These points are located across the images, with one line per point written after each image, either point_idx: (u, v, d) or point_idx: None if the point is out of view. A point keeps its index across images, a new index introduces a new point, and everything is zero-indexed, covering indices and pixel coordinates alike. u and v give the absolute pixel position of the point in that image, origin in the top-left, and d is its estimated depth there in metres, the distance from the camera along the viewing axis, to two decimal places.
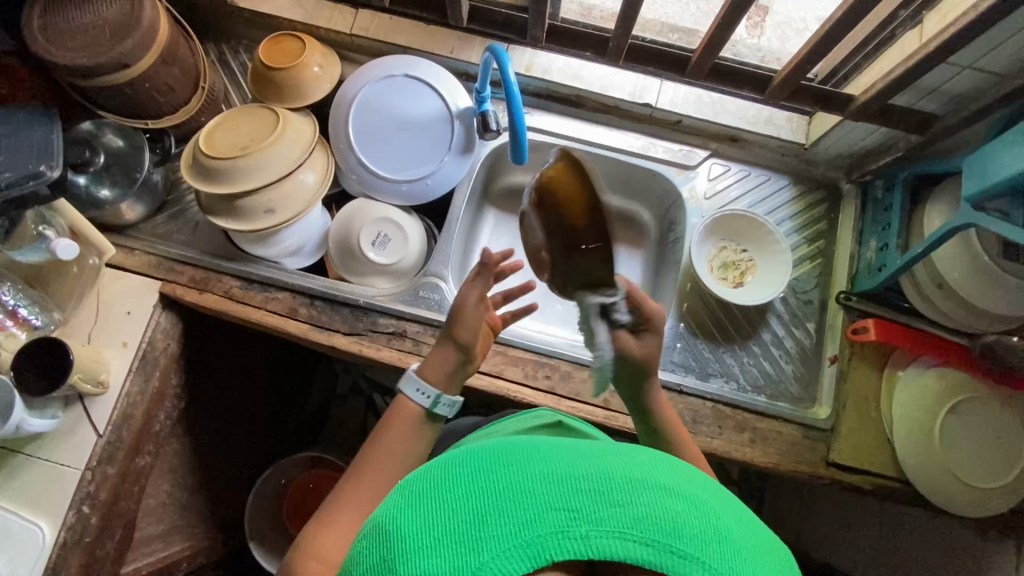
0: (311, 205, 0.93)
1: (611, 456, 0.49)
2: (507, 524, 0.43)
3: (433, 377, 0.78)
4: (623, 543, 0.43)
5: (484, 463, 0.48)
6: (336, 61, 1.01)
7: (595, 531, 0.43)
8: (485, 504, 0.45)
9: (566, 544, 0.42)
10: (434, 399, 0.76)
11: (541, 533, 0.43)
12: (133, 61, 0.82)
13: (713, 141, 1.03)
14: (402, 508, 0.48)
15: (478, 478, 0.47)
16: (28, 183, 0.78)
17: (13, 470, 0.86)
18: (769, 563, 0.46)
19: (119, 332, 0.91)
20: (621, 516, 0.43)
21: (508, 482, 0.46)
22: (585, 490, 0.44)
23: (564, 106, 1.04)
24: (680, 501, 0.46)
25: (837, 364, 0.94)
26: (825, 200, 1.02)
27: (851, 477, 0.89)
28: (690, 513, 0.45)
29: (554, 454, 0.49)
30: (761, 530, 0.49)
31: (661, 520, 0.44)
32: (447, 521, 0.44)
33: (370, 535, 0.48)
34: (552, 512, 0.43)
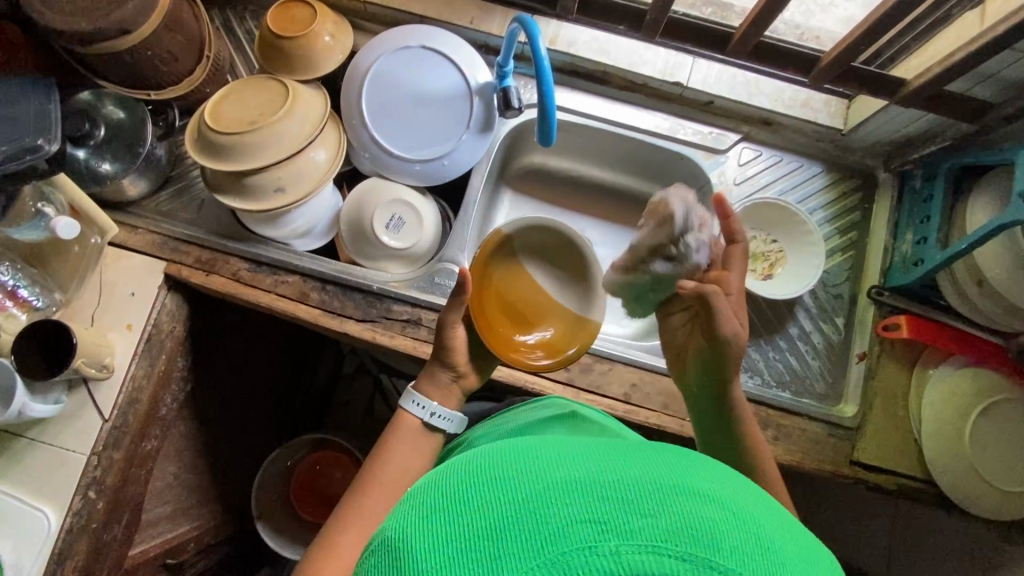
0: (322, 184, 0.88)
1: (638, 459, 0.43)
2: (527, 541, 0.38)
3: (429, 391, 0.76)
4: (661, 559, 0.36)
5: (500, 468, 0.43)
6: (348, 30, 0.95)
7: (627, 546, 0.36)
8: (502, 517, 0.39)
9: (593, 561, 0.36)
10: (432, 411, 0.74)
11: (565, 550, 0.37)
12: (134, 26, 0.77)
13: (746, 124, 0.98)
14: (410, 519, 0.43)
15: (493, 486, 0.42)
16: (26, 157, 0.74)
17: (17, 455, 0.83)
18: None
19: (124, 314, 0.88)
20: (656, 527, 0.37)
21: (527, 490, 0.40)
22: (613, 499, 0.39)
23: (588, 82, 0.98)
24: (720, 509, 0.40)
25: (865, 361, 0.91)
26: (860, 188, 0.98)
27: (876, 477, 0.86)
28: (733, 524, 0.39)
29: (577, 458, 0.43)
30: (811, 542, 0.42)
31: (702, 531, 0.37)
32: (463, 537, 0.39)
33: (375, 551, 0.43)
34: (577, 524, 0.37)
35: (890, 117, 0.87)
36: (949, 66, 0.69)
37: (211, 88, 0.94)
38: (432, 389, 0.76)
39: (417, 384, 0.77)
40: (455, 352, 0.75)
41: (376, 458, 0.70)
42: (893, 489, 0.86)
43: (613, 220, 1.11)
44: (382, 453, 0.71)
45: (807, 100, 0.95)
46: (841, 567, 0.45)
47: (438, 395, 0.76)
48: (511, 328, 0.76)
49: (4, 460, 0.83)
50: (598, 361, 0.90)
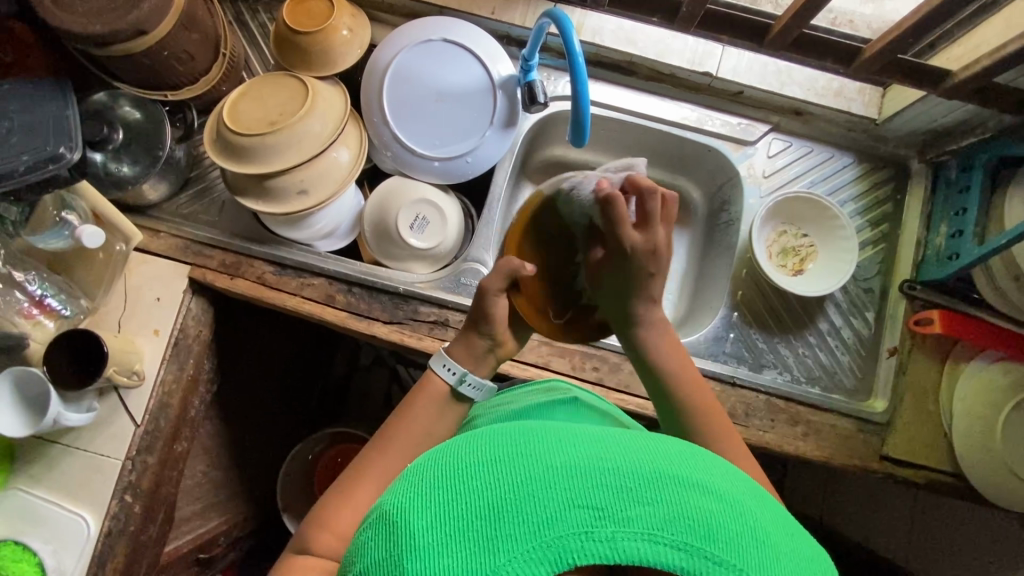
0: (345, 185, 0.87)
1: (636, 446, 0.44)
2: (526, 523, 0.39)
3: (459, 356, 0.74)
4: (653, 546, 0.39)
5: (500, 450, 0.44)
6: (365, 23, 0.92)
7: (622, 533, 0.39)
8: (503, 498, 0.40)
9: (590, 547, 0.38)
10: (461, 377, 0.73)
11: (564, 534, 0.38)
12: (151, 27, 0.75)
13: (776, 115, 0.95)
14: (410, 497, 0.43)
15: (494, 467, 0.42)
16: (48, 166, 0.73)
17: (52, 460, 0.84)
18: (805, 566, 0.42)
19: (150, 319, 0.87)
20: (652, 516, 0.39)
21: (527, 475, 0.41)
22: (611, 487, 0.40)
23: (613, 73, 0.95)
24: (714, 500, 0.42)
25: (897, 356, 0.90)
26: (892, 179, 0.95)
27: (904, 472, 0.86)
28: (726, 515, 0.41)
29: (577, 441, 0.44)
30: (794, 527, 0.45)
31: (692, 520, 0.40)
32: (463, 517, 0.40)
33: (374, 523, 0.44)
34: (576, 510, 0.39)
35: (927, 108, 0.85)
36: (1000, 58, 0.67)
37: (228, 86, 0.92)
38: (462, 354, 0.73)
39: (450, 347, 0.75)
40: (493, 325, 0.71)
41: (388, 432, 0.71)
42: (922, 483, 0.86)
43: None
44: (397, 426, 0.71)
45: (840, 89, 0.92)
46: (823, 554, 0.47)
47: (470, 362, 0.74)
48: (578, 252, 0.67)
49: (40, 466, 0.84)
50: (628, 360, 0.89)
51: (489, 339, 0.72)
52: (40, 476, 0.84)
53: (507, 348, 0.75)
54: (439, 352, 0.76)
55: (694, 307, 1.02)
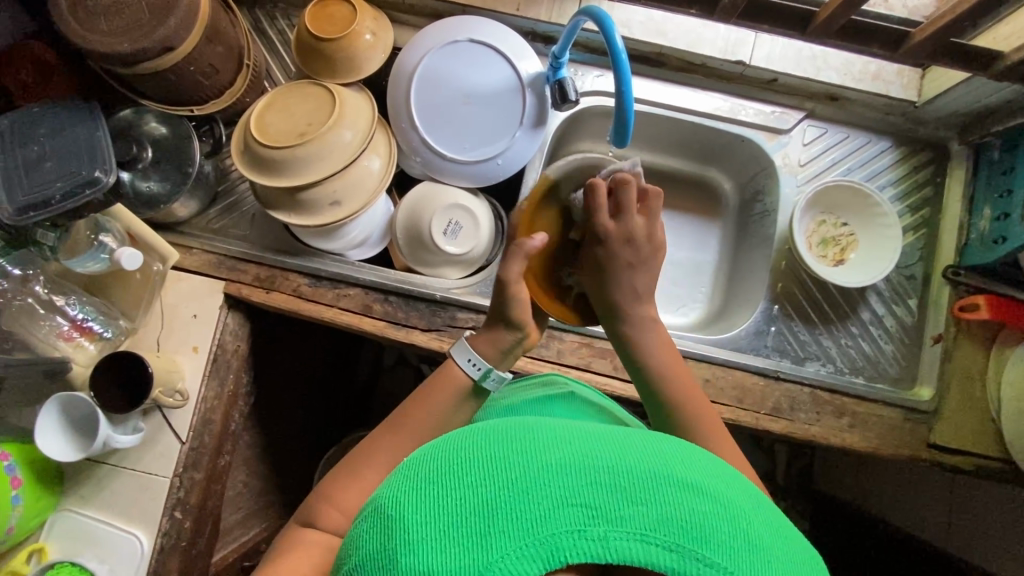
0: (377, 194, 0.86)
1: (632, 441, 0.41)
2: (519, 519, 0.36)
3: (484, 351, 0.72)
4: (645, 548, 0.36)
5: (494, 442, 0.41)
6: (387, 25, 0.90)
7: (615, 533, 0.36)
8: (497, 493, 0.37)
9: (582, 545, 0.36)
10: (485, 372, 0.71)
11: (556, 532, 0.36)
12: (178, 43, 0.73)
13: (810, 101, 0.93)
14: (405, 489, 0.41)
15: (486, 461, 0.39)
16: (84, 192, 0.72)
17: (102, 480, 0.85)
18: (802, 572, 0.39)
19: (189, 336, 0.87)
20: (647, 515, 0.37)
21: (522, 469, 0.38)
22: (605, 484, 0.37)
23: (643, 66, 0.93)
24: (710, 500, 0.39)
25: (942, 343, 0.88)
26: (931, 161, 0.94)
27: (953, 459, 0.85)
28: (721, 516, 0.38)
29: (572, 435, 0.41)
30: (790, 530, 0.42)
31: (688, 523, 0.37)
32: (454, 512, 0.37)
33: (369, 515, 0.42)
34: (569, 508, 0.36)
35: (971, 89, 0.83)
36: None
37: (251, 98, 0.91)
38: (487, 349, 0.72)
39: (473, 339, 0.74)
40: (520, 313, 0.70)
41: (406, 418, 0.71)
42: (972, 470, 0.85)
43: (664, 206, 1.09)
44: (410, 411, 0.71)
45: (877, 72, 0.90)
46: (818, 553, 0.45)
47: (494, 356, 0.72)
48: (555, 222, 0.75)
49: (90, 486, 0.85)
50: None
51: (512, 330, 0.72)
52: (91, 496, 0.85)
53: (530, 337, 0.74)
54: (461, 341, 0.74)
55: (730, 300, 1.01)
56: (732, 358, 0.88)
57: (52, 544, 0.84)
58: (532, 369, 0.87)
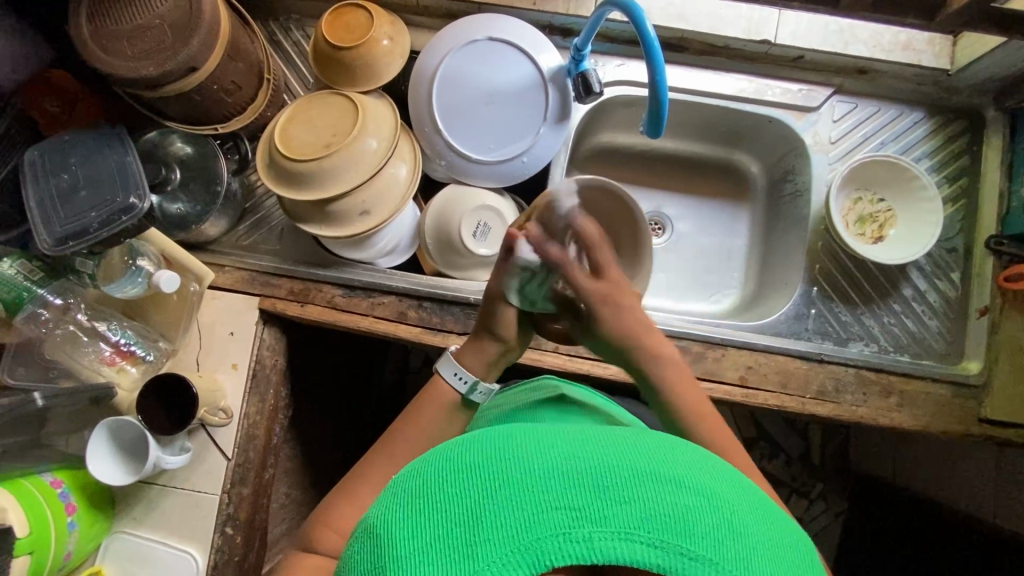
0: (405, 200, 0.85)
1: (615, 443, 0.43)
2: (505, 527, 0.38)
3: (471, 363, 0.73)
4: (629, 546, 0.38)
5: (477, 454, 0.43)
6: (403, 30, 0.89)
7: (599, 533, 0.38)
8: (483, 503, 0.39)
9: (568, 548, 0.37)
10: (472, 385, 0.72)
11: (541, 536, 0.38)
12: (200, 63, 0.73)
13: (839, 76, 0.92)
14: (396, 507, 0.42)
15: (472, 473, 0.41)
16: (120, 218, 0.72)
17: (152, 501, 0.86)
18: (788, 557, 0.41)
19: (227, 353, 0.88)
20: (630, 514, 0.38)
21: (506, 478, 0.40)
22: (588, 485, 0.39)
23: (665, 52, 0.92)
24: (692, 494, 0.40)
25: (988, 316, 0.87)
26: (966, 130, 0.92)
27: (1007, 433, 0.84)
28: (704, 510, 0.40)
29: (555, 440, 0.43)
30: (776, 514, 0.44)
31: (669, 517, 0.39)
32: (441, 526, 0.39)
33: (361, 537, 0.43)
34: (553, 511, 0.38)
35: (1007, 54, 0.81)
36: None
37: (272, 112, 0.90)
38: (473, 360, 0.73)
39: (460, 352, 0.74)
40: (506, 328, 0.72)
41: (445, 428, 0.71)
42: None
43: (690, 193, 1.08)
44: (432, 417, 0.71)
45: (908, 42, 0.89)
46: (808, 537, 0.47)
47: (481, 369, 0.73)
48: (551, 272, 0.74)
49: (141, 507, 0.86)
50: (710, 348, 0.85)
51: (501, 343, 0.73)
52: (142, 516, 0.86)
53: (514, 350, 0.75)
54: (446, 354, 0.74)
55: (764, 284, 1.00)
56: (773, 343, 0.86)
57: (108, 565, 0.85)
58: (570, 367, 0.87)
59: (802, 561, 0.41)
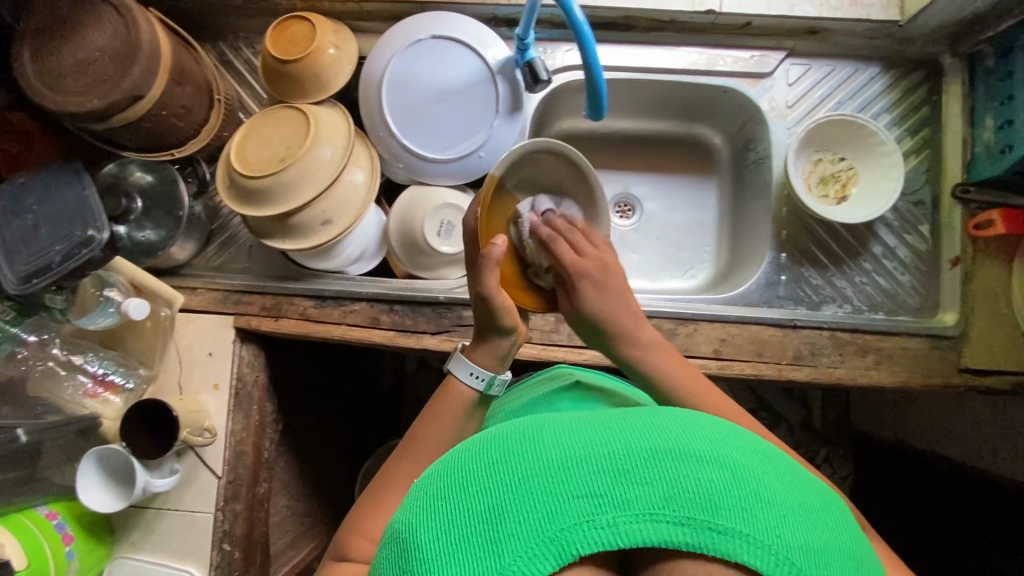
0: (366, 206, 0.86)
1: (633, 426, 0.44)
2: (528, 520, 0.39)
3: (483, 361, 0.73)
4: (656, 526, 0.39)
5: (495, 450, 0.44)
6: (349, 36, 0.90)
7: (623, 517, 0.39)
8: (504, 499, 0.41)
9: (592, 535, 0.39)
10: (488, 381, 0.72)
11: (565, 527, 0.39)
12: (145, 91, 0.74)
13: (790, 39, 0.91)
14: (418, 511, 0.44)
15: (491, 469, 0.42)
16: (81, 251, 0.73)
17: (149, 525, 0.88)
18: (819, 520, 0.41)
19: (208, 374, 0.89)
20: (652, 495, 0.39)
21: (525, 472, 0.41)
22: (609, 471, 0.40)
23: (610, 32, 0.92)
24: (716, 468, 0.41)
25: (960, 266, 0.86)
26: (925, 80, 0.91)
27: (985, 382, 0.83)
28: (729, 482, 0.40)
29: (573, 428, 0.43)
30: (804, 480, 0.44)
31: (694, 494, 0.39)
32: (464, 525, 0.40)
33: (388, 543, 0.45)
34: (575, 501, 0.39)
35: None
36: None
37: (228, 132, 0.91)
38: (486, 359, 0.72)
39: (471, 352, 0.74)
40: (506, 319, 0.71)
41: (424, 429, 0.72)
42: (1007, 389, 0.83)
43: (656, 171, 1.08)
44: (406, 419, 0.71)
45: None
46: (841, 500, 0.47)
47: (493, 363, 0.73)
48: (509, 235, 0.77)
49: (139, 532, 0.88)
50: (682, 324, 0.85)
51: (506, 334, 0.72)
52: (141, 541, 0.88)
53: (521, 335, 0.75)
54: (457, 355, 0.73)
55: (737, 254, 0.99)
56: (744, 314, 0.86)
57: None
58: (545, 356, 0.88)
59: (831, 522, 0.42)
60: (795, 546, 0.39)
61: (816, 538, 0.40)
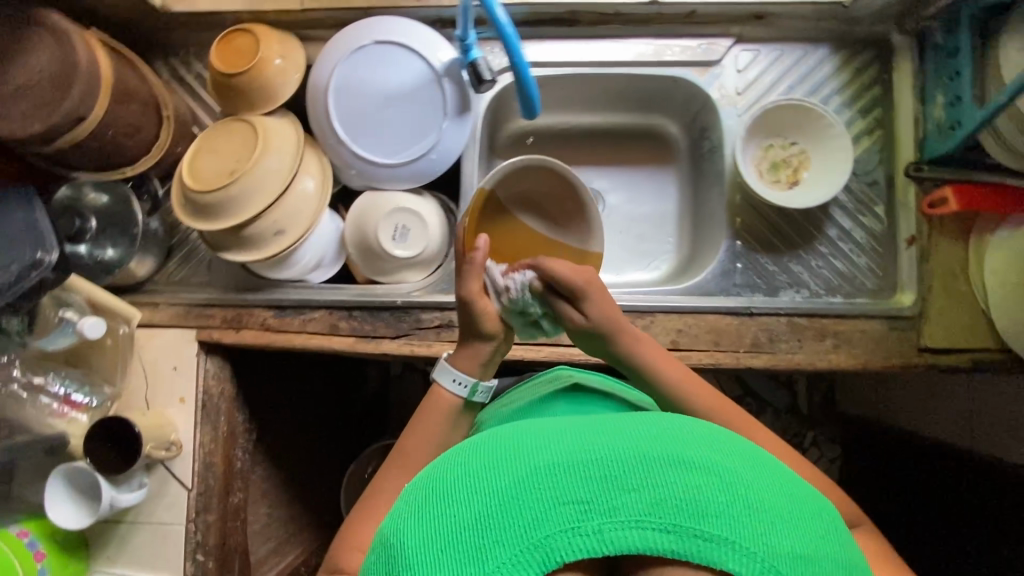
0: (318, 213, 0.87)
1: (625, 433, 0.45)
2: (513, 526, 0.41)
3: (466, 366, 0.73)
4: (641, 533, 0.40)
5: (485, 457, 0.46)
6: (295, 45, 0.90)
7: (609, 524, 0.40)
8: (490, 507, 0.43)
9: (577, 542, 0.40)
10: (472, 388, 0.73)
11: (549, 533, 0.41)
12: (87, 112, 0.75)
13: (736, 25, 0.90)
14: (407, 517, 0.46)
15: (480, 476, 0.45)
16: (31, 273, 0.74)
17: (123, 539, 0.89)
18: (807, 527, 0.42)
19: (174, 388, 0.90)
20: (638, 502, 0.41)
21: (514, 480, 0.43)
22: (596, 479, 0.42)
23: (556, 28, 0.92)
24: (704, 474, 0.42)
25: (916, 245, 0.85)
26: (875, 60, 0.90)
27: (945, 361, 0.83)
28: (716, 488, 0.42)
29: (564, 437, 0.46)
30: (795, 486, 0.45)
31: (681, 501, 0.41)
32: (451, 531, 0.43)
33: (379, 549, 0.47)
34: (562, 507, 0.41)
35: None
36: None
37: (182, 147, 0.92)
38: (468, 364, 0.72)
39: (453, 358, 0.74)
40: (485, 322, 0.71)
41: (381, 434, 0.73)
42: (968, 367, 0.83)
43: (617, 164, 1.07)
44: None
45: None
46: (835, 507, 0.48)
47: (475, 368, 0.73)
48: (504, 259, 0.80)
49: (114, 547, 0.89)
50: (638, 317, 0.85)
51: (487, 339, 0.72)
52: (116, 555, 0.89)
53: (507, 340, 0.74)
54: (442, 363, 0.74)
55: (698, 244, 0.99)
56: (701, 303, 0.86)
57: None
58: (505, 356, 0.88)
59: (820, 531, 0.43)
60: (782, 553, 0.40)
61: (804, 545, 0.41)
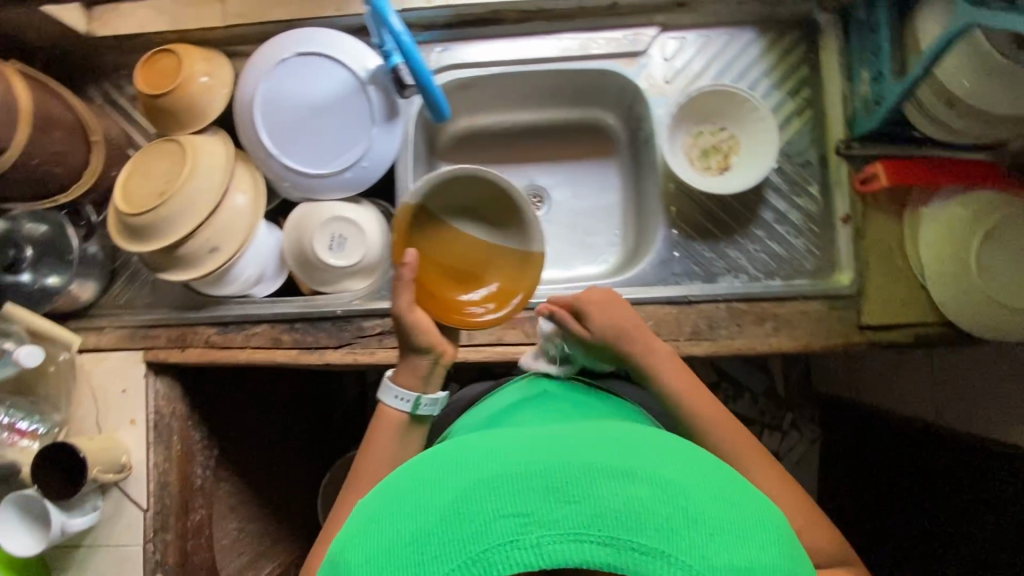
0: (253, 227, 0.87)
1: (570, 445, 0.46)
2: (451, 540, 0.42)
3: (408, 382, 0.74)
4: (578, 545, 0.40)
5: (433, 473, 0.47)
6: (222, 61, 0.90)
7: (547, 536, 0.41)
8: (430, 522, 0.43)
9: (514, 556, 0.40)
10: (415, 402, 0.73)
11: (486, 547, 0.41)
12: (7, 143, 0.76)
13: (659, 13, 0.90)
14: (353, 537, 0.46)
15: (425, 492, 0.46)
16: None
17: (82, 563, 0.90)
18: (745, 537, 0.43)
19: (124, 410, 0.91)
20: (577, 514, 0.41)
21: (457, 495, 0.44)
22: (537, 492, 0.42)
23: (481, 28, 0.92)
24: (645, 485, 0.43)
25: (851, 223, 0.85)
26: (802, 40, 0.89)
27: (887, 337, 0.82)
28: (656, 499, 0.43)
29: (511, 450, 0.46)
30: (737, 493, 0.47)
31: (619, 513, 0.41)
32: (391, 547, 0.43)
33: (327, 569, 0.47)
34: (501, 520, 0.42)
35: None
36: None
37: (117, 170, 0.92)
38: (409, 379, 0.74)
39: (396, 374, 0.75)
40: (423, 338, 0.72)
41: None
42: (912, 342, 0.82)
43: (560, 160, 1.06)
44: None
45: None
46: (785, 518, 0.49)
47: (417, 382, 0.74)
48: (447, 286, 0.73)
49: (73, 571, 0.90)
50: None
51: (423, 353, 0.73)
52: None
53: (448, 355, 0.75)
54: (386, 382, 0.75)
55: (642, 234, 0.99)
56: (639, 294, 0.86)
57: None
58: None
59: (760, 541, 0.43)
60: (717, 564, 0.40)
61: (741, 557, 0.42)
